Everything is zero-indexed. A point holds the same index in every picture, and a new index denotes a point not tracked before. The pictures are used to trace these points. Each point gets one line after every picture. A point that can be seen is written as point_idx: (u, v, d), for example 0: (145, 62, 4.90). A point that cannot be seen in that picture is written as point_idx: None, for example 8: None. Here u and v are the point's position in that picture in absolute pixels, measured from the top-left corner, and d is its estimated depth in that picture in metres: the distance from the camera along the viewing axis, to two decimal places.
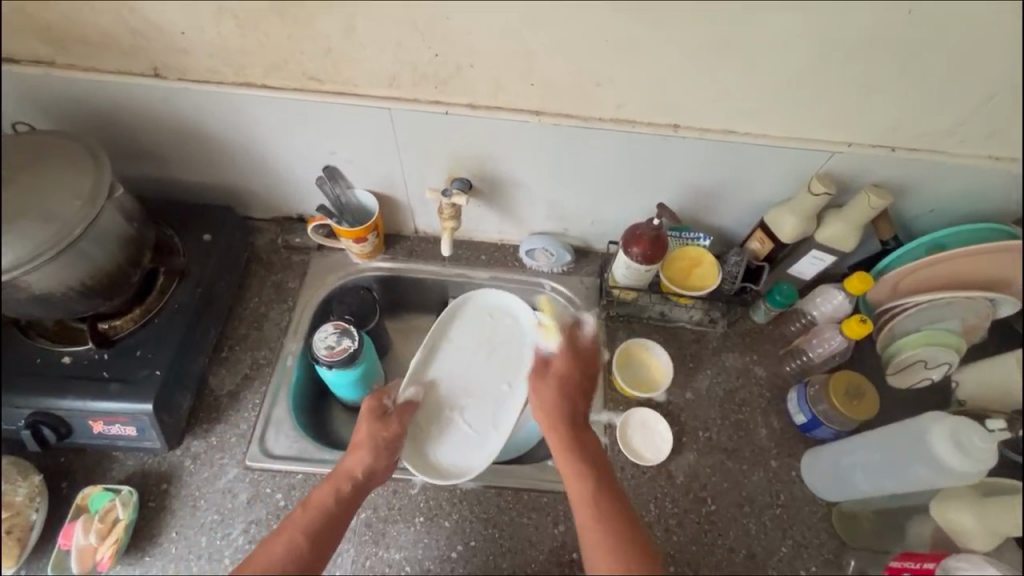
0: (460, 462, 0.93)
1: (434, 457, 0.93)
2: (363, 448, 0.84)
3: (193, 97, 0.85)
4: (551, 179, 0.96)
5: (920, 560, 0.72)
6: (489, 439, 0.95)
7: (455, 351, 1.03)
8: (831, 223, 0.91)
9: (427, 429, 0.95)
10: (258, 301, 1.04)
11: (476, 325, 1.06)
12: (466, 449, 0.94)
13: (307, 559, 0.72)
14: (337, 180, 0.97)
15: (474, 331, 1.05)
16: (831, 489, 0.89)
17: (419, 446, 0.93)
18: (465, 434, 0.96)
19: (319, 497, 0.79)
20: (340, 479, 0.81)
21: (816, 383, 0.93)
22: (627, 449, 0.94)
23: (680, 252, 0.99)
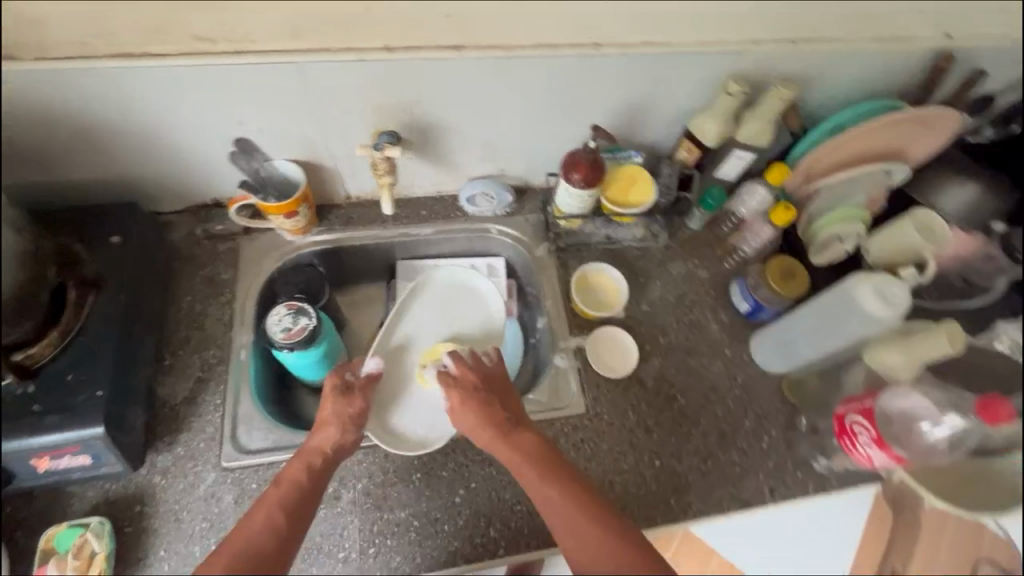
0: (426, 430, 0.93)
1: (401, 427, 0.93)
2: (332, 423, 0.82)
3: (59, 81, 0.74)
4: (480, 119, 0.94)
5: (862, 400, 0.82)
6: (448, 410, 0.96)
7: (418, 323, 1.05)
8: (748, 123, 0.96)
9: (393, 400, 0.96)
10: (192, 300, 0.96)
11: (438, 299, 1.07)
12: (431, 419, 0.95)
13: (282, 536, 0.69)
14: (252, 153, 0.90)
15: (437, 305, 1.06)
16: (779, 360, 1.00)
17: (384, 417, 0.94)
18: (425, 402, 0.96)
19: (294, 469, 0.76)
20: (311, 455, 0.79)
21: (752, 274, 1.02)
22: (599, 369, 0.99)
23: (617, 172, 1.02)
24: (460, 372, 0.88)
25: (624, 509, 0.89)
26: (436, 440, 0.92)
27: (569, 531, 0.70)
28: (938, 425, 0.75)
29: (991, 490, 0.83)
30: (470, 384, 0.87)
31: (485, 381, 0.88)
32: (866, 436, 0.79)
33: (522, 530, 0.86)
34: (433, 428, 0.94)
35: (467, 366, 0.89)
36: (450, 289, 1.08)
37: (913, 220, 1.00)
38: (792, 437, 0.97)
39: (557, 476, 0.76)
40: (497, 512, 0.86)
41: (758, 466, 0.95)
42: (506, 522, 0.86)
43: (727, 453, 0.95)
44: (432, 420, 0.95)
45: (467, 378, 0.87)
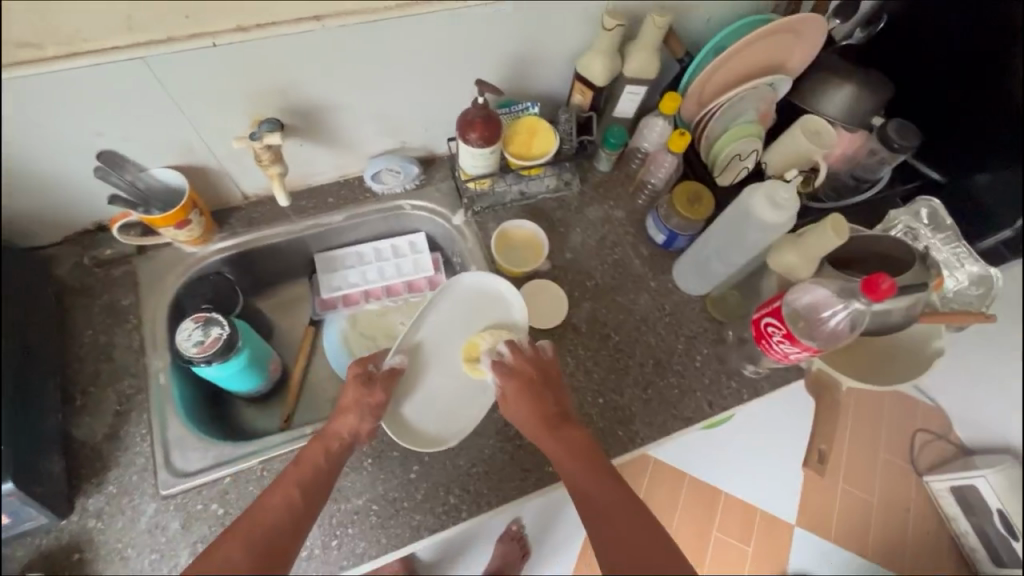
0: (436, 427, 0.87)
1: (412, 420, 0.87)
2: (351, 409, 0.79)
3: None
4: (365, 93, 0.90)
5: (770, 302, 0.84)
6: (463, 413, 0.89)
7: (442, 321, 0.93)
8: (635, 56, 0.96)
9: (410, 390, 0.89)
10: (94, 332, 0.90)
11: (461, 300, 0.94)
12: (444, 416, 0.88)
13: (295, 511, 0.65)
14: (121, 164, 0.83)
15: (463, 310, 0.94)
16: (698, 283, 1.04)
17: (397, 408, 0.87)
18: (439, 399, 0.89)
19: (311, 450, 0.74)
20: (330, 438, 0.76)
21: (662, 205, 1.04)
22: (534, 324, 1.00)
23: (516, 125, 1.00)
24: (519, 362, 0.82)
25: None
26: (444, 441, 0.87)
27: (602, 531, 0.64)
28: (837, 312, 0.79)
29: (898, 359, 1.00)
30: (529, 379, 0.80)
31: (544, 376, 0.82)
32: (778, 334, 0.82)
33: (481, 491, 0.87)
34: (447, 433, 0.87)
35: (527, 356, 0.84)
36: (473, 281, 0.95)
37: (802, 128, 1.04)
38: (722, 351, 1.02)
39: (604, 478, 0.69)
40: (454, 478, 0.88)
41: (695, 383, 1.00)
42: (466, 486, 0.87)
43: (665, 378, 0.99)
44: (447, 421, 0.88)
45: (519, 365, 0.83)
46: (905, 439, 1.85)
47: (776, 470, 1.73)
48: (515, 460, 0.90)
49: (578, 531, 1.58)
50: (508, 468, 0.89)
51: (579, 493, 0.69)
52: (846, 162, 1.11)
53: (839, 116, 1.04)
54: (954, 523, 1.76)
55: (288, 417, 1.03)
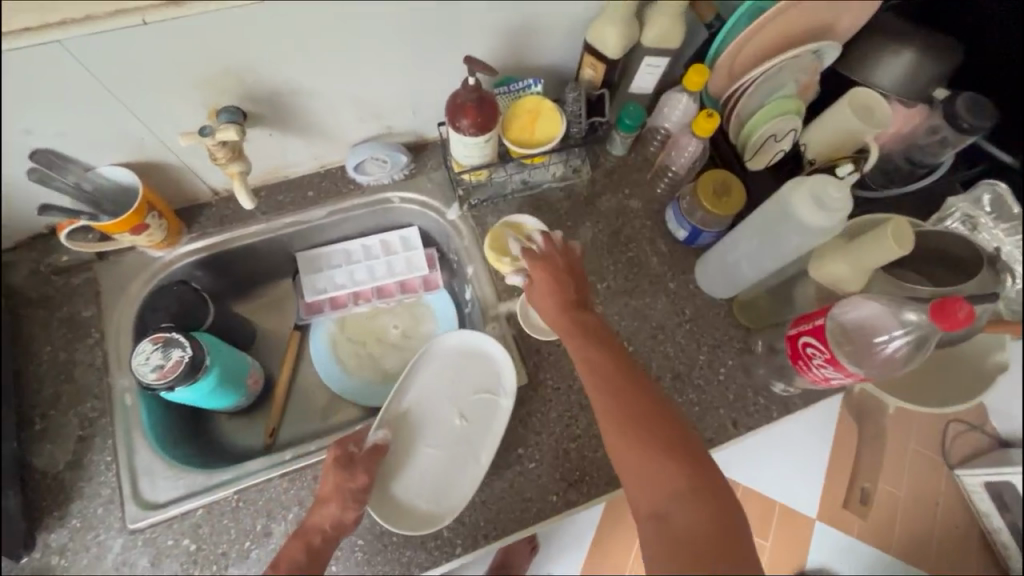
0: (431, 505, 0.79)
1: (404, 499, 0.79)
2: (331, 498, 0.72)
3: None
4: (337, 73, 0.77)
5: (811, 320, 0.73)
6: (458, 487, 0.80)
7: (426, 386, 0.87)
8: (654, 22, 0.82)
9: (398, 467, 0.81)
10: (52, 349, 0.82)
11: (446, 364, 0.88)
12: (437, 491, 0.80)
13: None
14: (61, 165, 0.72)
15: (448, 373, 0.87)
16: (724, 286, 0.91)
17: (385, 487, 0.80)
18: (432, 473, 0.81)
19: (288, 553, 0.67)
20: (312, 531, 0.70)
21: (686, 196, 0.91)
22: (534, 336, 0.89)
23: (516, 108, 0.87)
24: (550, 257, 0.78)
25: (582, 476, 0.82)
26: (441, 518, 0.78)
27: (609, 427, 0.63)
28: (895, 337, 0.67)
29: (956, 375, 0.88)
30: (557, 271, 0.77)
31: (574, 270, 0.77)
32: (819, 358, 0.71)
33: (477, 523, 0.79)
34: (440, 509, 0.79)
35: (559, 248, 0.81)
36: (459, 342, 0.89)
37: (851, 102, 0.89)
38: (749, 362, 0.91)
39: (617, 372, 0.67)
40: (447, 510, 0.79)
41: (718, 400, 0.89)
42: (460, 518, 0.79)
43: (684, 393, 0.89)
44: (441, 494, 0.79)
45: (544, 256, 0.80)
46: (939, 430, 1.68)
47: (799, 466, 1.61)
48: (515, 489, 0.81)
49: (588, 530, 1.51)
50: (507, 498, 0.81)
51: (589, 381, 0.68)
52: (901, 142, 0.96)
53: (896, 89, 0.89)
54: (987, 521, 1.59)
55: (273, 432, 0.96)
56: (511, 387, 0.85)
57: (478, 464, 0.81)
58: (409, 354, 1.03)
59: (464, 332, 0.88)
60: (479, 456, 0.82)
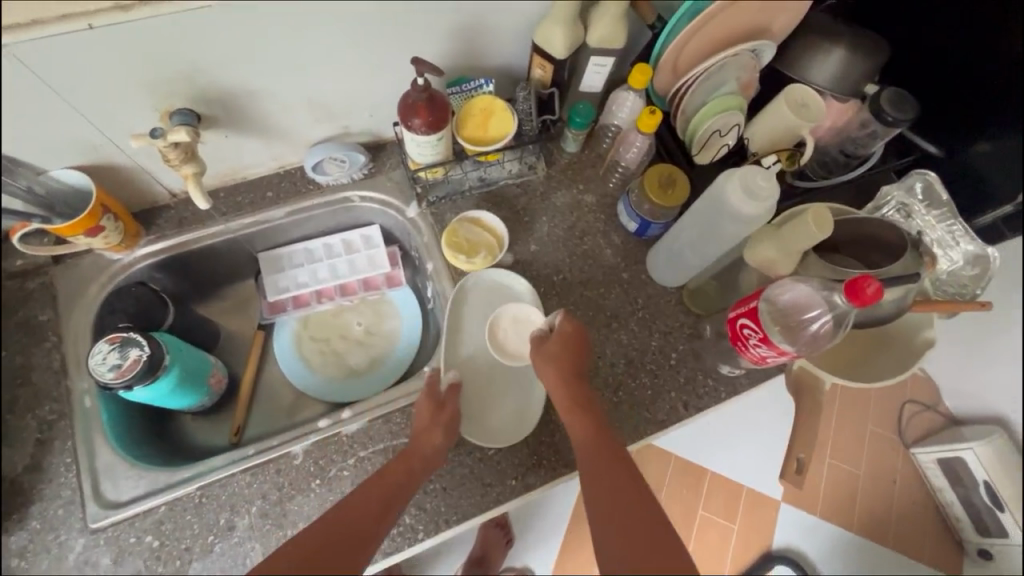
0: (520, 418, 0.87)
1: (493, 422, 0.86)
2: (432, 428, 0.77)
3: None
4: (289, 74, 0.79)
5: (747, 303, 0.77)
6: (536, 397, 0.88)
7: (471, 328, 0.92)
8: (597, 24, 0.85)
9: (474, 400, 0.88)
10: (9, 353, 0.82)
11: (483, 304, 0.94)
12: (521, 406, 0.88)
13: (357, 538, 0.67)
14: (12, 170, 0.72)
15: (487, 312, 0.93)
16: (673, 275, 0.95)
17: (473, 418, 0.86)
18: (508, 394, 0.89)
19: (391, 470, 0.75)
20: (414, 458, 0.76)
21: (634, 190, 0.95)
22: (508, 362, 0.89)
23: (467, 108, 0.90)
24: (565, 324, 0.82)
25: (540, 460, 0.85)
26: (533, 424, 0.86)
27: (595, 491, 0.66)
28: (821, 317, 0.72)
29: (890, 352, 0.93)
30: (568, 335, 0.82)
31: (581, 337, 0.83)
32: (755, 338, 0.75)
33: (439, 509, 0.82)
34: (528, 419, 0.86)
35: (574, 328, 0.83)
36: (489, 289, 0.95)
37: (788, 99, 0.94)
38: (698, 347, 0.95)
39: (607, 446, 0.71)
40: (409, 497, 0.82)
41: (670, 383, 0.93)
42: (422, 505, 0.82)
43: (638, 378, 0.93)
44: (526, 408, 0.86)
45: (568, 337, 0.82)
46: (894, 409, 1.76)
47: (764, 450, 1.66)
48: (475, 474, 0.84)
49: (562, 519, 1.55)
50: (468, 484, 0.83)
51: (584, 449, 0.72)
52: (835, 136, 1.02)
53: (828, 85, 0.95)
54: (942, 495, 1.67)
55: (239, 430, 0.97)
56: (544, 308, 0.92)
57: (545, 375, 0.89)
58: (374, 350, 1.06)
59: (492, 272, 0.94)
60: None
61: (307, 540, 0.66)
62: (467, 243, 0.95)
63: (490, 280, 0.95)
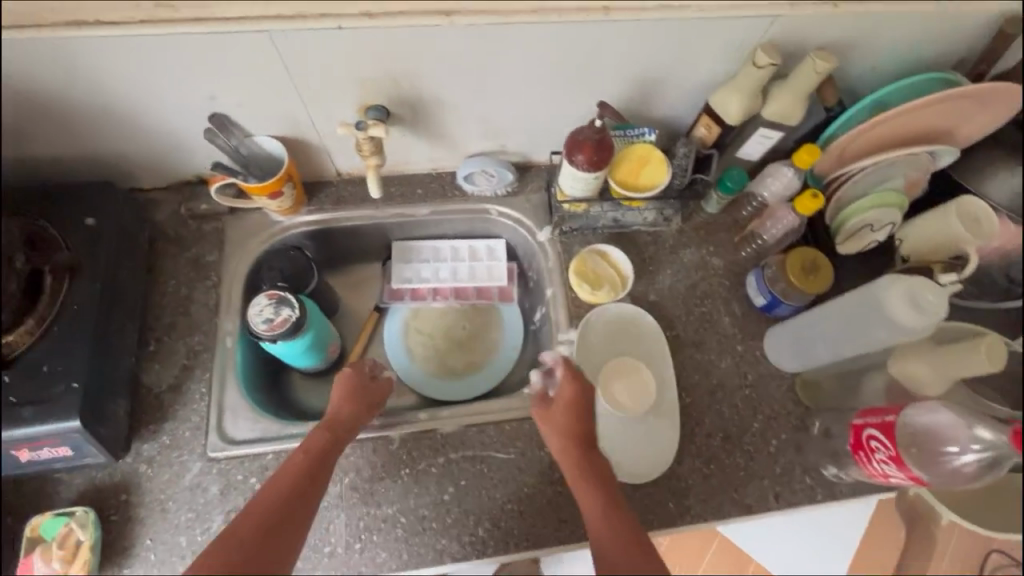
0: (645, 459, 0.88)
1: (618, 457, 0.88)
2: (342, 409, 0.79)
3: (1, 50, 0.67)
4: (476, 91, 0.86)
5: (881, 416, 0.73)
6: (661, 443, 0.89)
7: (587, 364, 0.94)
8: (778, 98, 0.85)
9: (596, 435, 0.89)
10: (176, 283, 0.92)
11: (602, 341, 0.95)
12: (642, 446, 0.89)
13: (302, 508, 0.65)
14: (229, 129, 0.83)
15: (608, 348, 0.95)
16: (793, 359, 0.93)
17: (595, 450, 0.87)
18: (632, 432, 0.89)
19: (314, 442, 0.73)
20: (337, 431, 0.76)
21: (772, 265, 0.93)
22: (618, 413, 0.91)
23: (626, 152, 0.92)
24: (568, 381, 0.82)
25: None
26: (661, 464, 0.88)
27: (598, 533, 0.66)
28: (966, 453, 0.67)
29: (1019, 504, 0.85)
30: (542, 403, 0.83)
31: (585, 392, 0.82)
32: (883, 454, 0.71)
33: (511, 530, 0.83)
34: (649, 461, 0.88)
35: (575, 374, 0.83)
36: (614, 325, 0.96)
37: (959, 208, 0.89)
38: (802, 441, 0.91)
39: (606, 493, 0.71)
40: (486, 511, 0.84)
41: (764, 470, 0.90)
42: (496, 522, 0.83)
43: (733, 456, 0.90)
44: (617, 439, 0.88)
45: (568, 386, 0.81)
46: None
47: None
48: (552, 507, 0.85)
49: None
50: (543, 514, 0.84)
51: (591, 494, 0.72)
52: (1001, 258, 0.95)
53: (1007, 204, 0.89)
54: None
55: None
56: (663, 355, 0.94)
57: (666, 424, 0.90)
58: (473, 355, 1.09)
59: (623, 309, 0.96)
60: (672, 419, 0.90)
61: (252, 511, 0.62)
62: (594, 274, 0.98)
63: (614, 318, 0.96)
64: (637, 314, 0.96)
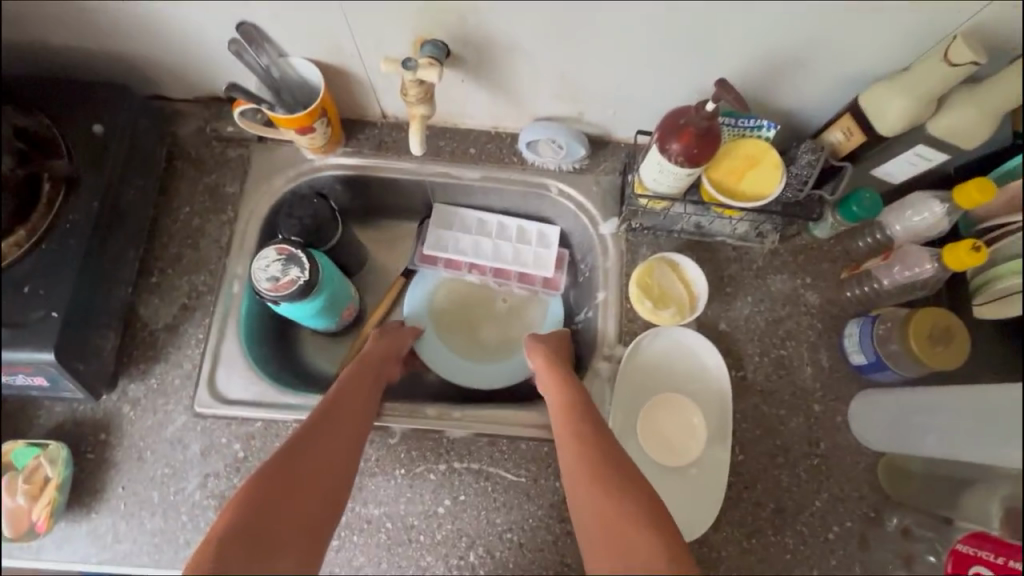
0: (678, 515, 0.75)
1: None
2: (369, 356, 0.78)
3: None
4: (561, 39, 0.68)
5: (1005, 556, 0.60)
6: (697, 502, 0.76)
7: (629, 393, 0.80)
8: (959, 109, 0.63)
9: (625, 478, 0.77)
10: (189, 211, 0.82)
11: (652, 367, 0.81)
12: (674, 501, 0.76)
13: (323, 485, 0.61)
14: (259, 44, 0.71)
15: (658, 378, 0.81)
16: (883, 437, 0.77)
17: None
18: (667, 484, 0.77)
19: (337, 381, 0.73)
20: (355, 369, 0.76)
21: (889, 322, 0.75)
22: (655, 455, 0.78)
23: (733, 147, 0.73)
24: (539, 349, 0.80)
25: None
26: (695, 527, 0.75)
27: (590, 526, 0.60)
28: None
29: None
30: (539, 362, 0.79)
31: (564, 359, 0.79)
32: None
33: (506, 563, 0.73)
34: (682, 518, 0.75)
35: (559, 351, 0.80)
36: (670, 353, 0.81)
37: None
38: (869, 535, 0.76)
39: (611, 461, 0.64)
40: (482, 535, 0.74)
41: (815, 559, 0.75)
42: (490, 550, 0.73)
43: (781, 535, 0.76)
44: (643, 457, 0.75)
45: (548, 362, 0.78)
46: None
47: None
48: (557, 547, 0.74)
49: None
50: (545, 553, 0.73)
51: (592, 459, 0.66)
52: None
53: None
54: None
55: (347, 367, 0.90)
56: (721, 398, 0.79)
57: (708, 483, 0.76)
58: (502, 336, 0.96)
59: (683, 335, 0.81)
60: (715, 478, 0.76)
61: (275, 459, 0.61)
62: (660, 286, 0.82)
63: (671, 342, 0.81)
64: (701, 344, 0.80)
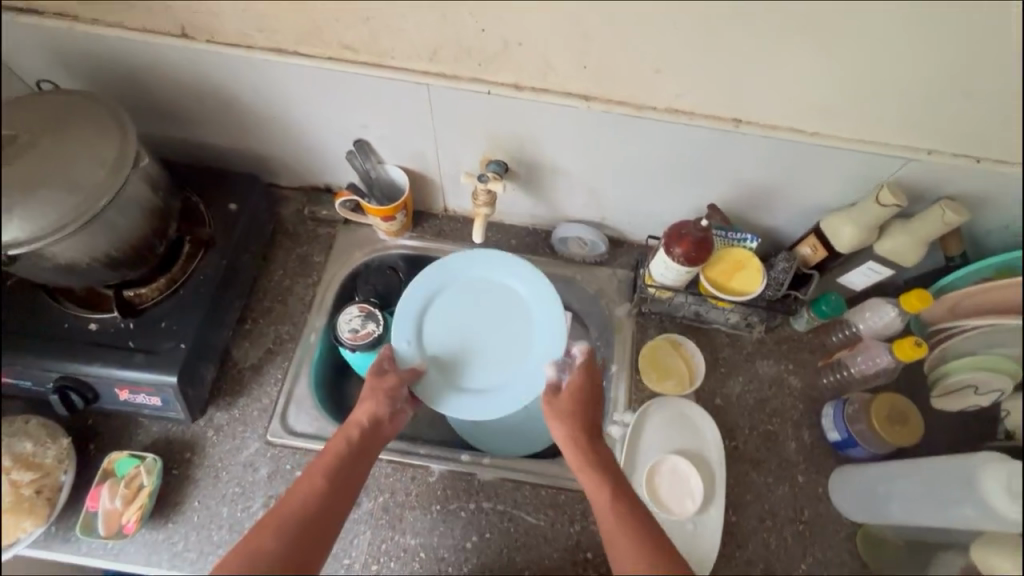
0: None
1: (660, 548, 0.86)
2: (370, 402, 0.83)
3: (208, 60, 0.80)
4: (592, 165, 0.90)
5: None
6: (696, 554, 0.85)
7: (641, 452, 0.93)
8: (894, 236, 0.83)
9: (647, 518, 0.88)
10: (283, 273, 1.01)
11: (660, 431, 0.94)
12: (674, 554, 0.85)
13: (311, 542, 0.69)
14: (368, 154, 0.93)
15: (662, 440, 0.93)
16: (860, 508, 0.87)
17: None
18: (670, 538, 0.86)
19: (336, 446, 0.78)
20: (350, 428, 0.80)
21: (855, 402, 0.89)
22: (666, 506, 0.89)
23: (723, 253, 0.92)
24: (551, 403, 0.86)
25: None
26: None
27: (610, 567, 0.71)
28: None
29: None
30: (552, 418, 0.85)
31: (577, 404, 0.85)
32: None
33: None
34: None
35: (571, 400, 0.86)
36: (674, 420, 0.94)
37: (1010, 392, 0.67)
38: None
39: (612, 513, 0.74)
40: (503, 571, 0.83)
41: None
42: None
43: None
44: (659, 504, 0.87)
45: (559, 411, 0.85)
46: None
47: None
48: None
49: None
50: None
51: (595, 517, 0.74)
52: None
53: None
54: None
55: None
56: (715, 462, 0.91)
57: (705, 538, 0.86)
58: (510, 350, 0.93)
59: (689, 404, 0.95)
60: (711, 534, 0.87)
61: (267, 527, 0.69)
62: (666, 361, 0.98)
63: (674, 409, 0.95)
64: (702, 416, 0.94)
